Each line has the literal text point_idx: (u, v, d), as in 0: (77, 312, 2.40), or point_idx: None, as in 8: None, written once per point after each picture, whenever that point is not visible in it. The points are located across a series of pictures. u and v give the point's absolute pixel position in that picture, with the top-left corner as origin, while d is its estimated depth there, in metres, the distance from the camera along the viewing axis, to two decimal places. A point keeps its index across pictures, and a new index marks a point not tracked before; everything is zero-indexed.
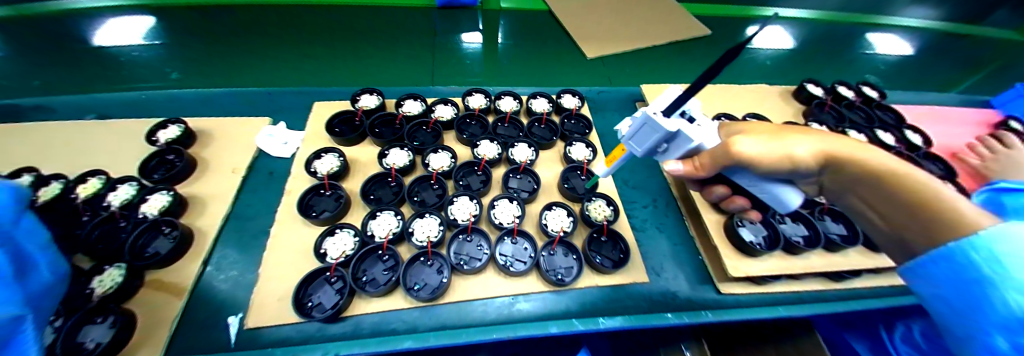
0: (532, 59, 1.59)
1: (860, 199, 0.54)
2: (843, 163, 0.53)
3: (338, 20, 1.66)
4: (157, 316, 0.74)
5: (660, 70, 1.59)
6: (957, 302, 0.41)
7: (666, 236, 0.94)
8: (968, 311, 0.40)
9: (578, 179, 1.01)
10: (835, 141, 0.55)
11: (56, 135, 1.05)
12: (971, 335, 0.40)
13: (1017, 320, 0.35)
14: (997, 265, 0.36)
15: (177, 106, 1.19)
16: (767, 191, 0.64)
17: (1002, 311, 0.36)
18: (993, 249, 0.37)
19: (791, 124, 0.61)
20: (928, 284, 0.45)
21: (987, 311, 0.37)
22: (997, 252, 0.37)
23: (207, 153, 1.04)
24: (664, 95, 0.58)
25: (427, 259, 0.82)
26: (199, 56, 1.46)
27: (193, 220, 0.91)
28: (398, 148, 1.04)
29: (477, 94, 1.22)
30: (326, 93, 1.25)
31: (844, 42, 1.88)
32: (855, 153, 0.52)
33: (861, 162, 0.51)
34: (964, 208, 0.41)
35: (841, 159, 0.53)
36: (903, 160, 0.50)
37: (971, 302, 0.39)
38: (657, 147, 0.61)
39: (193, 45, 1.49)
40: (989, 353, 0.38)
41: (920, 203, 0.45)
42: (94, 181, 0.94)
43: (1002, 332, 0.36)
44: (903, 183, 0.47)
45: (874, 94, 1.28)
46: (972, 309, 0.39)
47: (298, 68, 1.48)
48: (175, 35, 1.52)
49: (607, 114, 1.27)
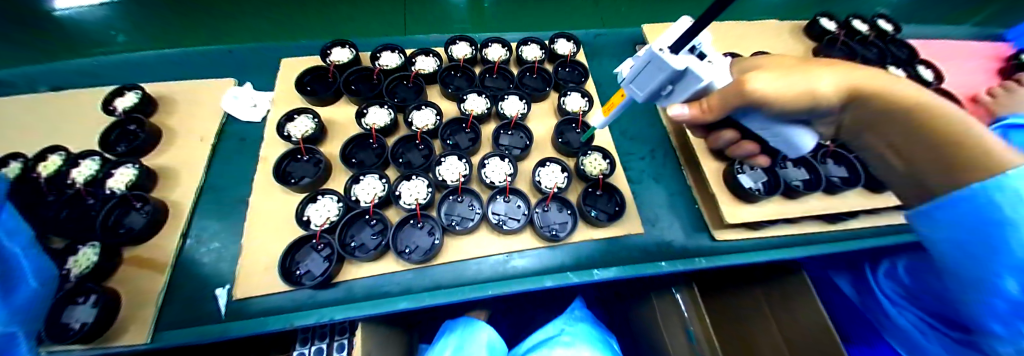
0: (521, 2, 1.44)
1: (877, 138, 0.50)
2: (867, 100, 0.46)
3: None
4: (141, 291, 0.72)
5: (661, 9, 1.45)
6: (966, 245, 0.41)
7: (663, 187, 0.91)
8: (977, 254, 0.40)
9: (572, 133, 0.96)
10: (863, 74, 0.48)
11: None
12: (975, 276, 0.40)
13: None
14: None
15: (129, 69, 1.08)
16: (779, 134, 0.57)
17: None
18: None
19: (817, 59, 0.53)
20: (933, 228, 0.44)
21: (1004, 255, 0.37)
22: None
23: (170, 121, 0.96)
24: (672, 28, 0.50)
25: (417, 222, 0.80)
26: (144, 14, 1.31)
27: (167, 193, 0.85)
28: (377, 106, 0.96)
29: (461, 43, 1.11)
30: (294, 48, 1.13)
31: None
32: (881, 83, 0.45)
33: (887, 93, 0.44)
34: (996, 146, 0.37)
35: (867, 92, 0.46)
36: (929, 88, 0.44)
37: (986, 245, 0.39)
38: (662, 89, 0.54)
39: (134, 1, 1.33)
40: (992, 293, 0.38)
41: (944, 141, 0.40)
42: (55, 159, 0.88)
43: (1018, 274, 0.36)
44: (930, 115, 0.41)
45: (890, 27, 1.19)
46: (983, 252, 0.39)
47: (260, 22, 1.33)
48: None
49: (604, 60, 1.18)
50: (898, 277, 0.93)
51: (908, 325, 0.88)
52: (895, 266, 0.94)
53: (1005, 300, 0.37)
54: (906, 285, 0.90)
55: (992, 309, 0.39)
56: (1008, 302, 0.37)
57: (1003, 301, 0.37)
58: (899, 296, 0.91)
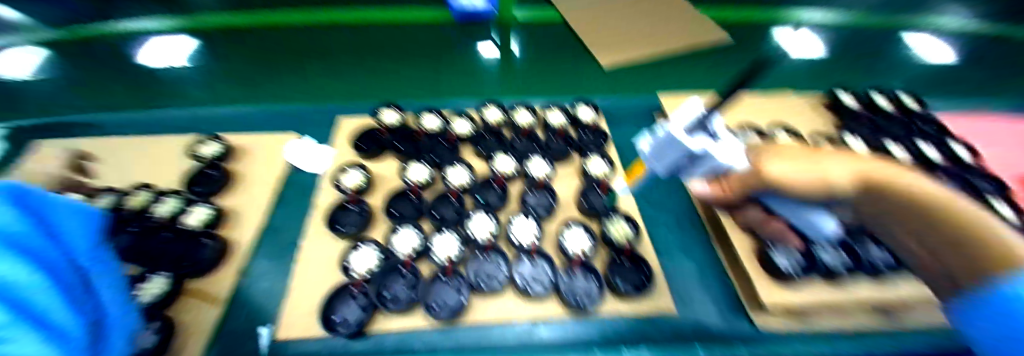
0: (551, 69, 1.58)
1: (900, 226, 0.54)
2: (879, 191, 0.54)
3: (358, 34, 1.70)
4: (195, 326, 0.79)
5: (683, 78, 1.54)
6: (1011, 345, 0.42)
7: (692, 255, 0.91)
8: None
9: (596, 195, 0.98)
10: (873, 167, 0.57)
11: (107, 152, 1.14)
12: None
13: None
14: None
15: (216, 123, 1.27)
16: (803, 217, 0.72)
17: None
18: None
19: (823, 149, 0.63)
20: (975, 326, 0.46)
21: None
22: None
23: (242, 168, 1.10)
24: (685, 115, 0.62)
25: (445, 278, 0.83)
26: (217, 71, 1.52)
27: (230, 232, 0.96)
28: (416, 162, 1.05)
29: (492, 106, 1.22)
30: (352, 108, 1.29)
31: (885, 41, 1.77)
32: (892, 180, 0.54)
33: (898, 189, 0.53)
34: (1009, 238, 0.43)
35: (879, 184, 0.54)
36: (937, 187, 0.52)
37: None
38: (681, 164, 0.62)
39: (212, 61, 1.56)
40: None
41: (955, 238, 0.47)
42: (142, 195, 1.00)
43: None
44: (928, 210, 0.49)
45: (914, 103, 1.19)
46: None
47: (319, 82, 1.52)
48: (201, 51, 1.59)
49: (628, 126, 1.25)
50: None
51: None
52: None
53: None
54: None
55: None
56: None
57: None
58: None
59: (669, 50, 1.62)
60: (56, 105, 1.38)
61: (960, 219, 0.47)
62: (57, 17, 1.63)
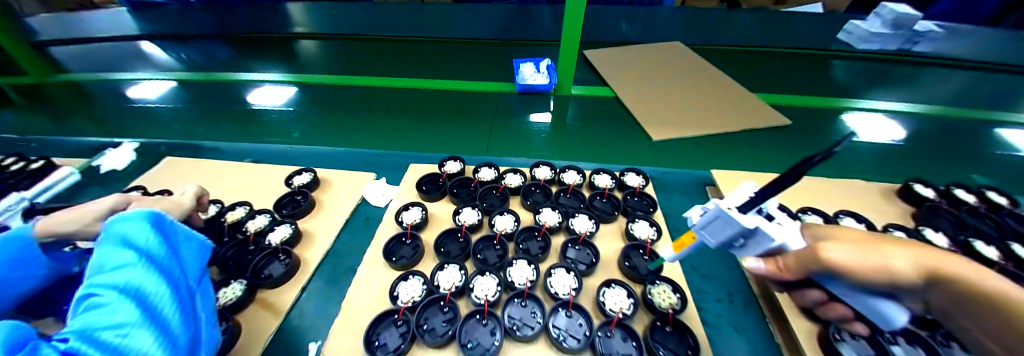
0: (599, 137, 1.71)
1: (971, 325, 0.45)
2: (946, 284, 0.45)
3: (433, 98, 2.02)
4: (255, 331, 0.88)
5: (732, 156, 1.56)
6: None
7: (742, 337, 0.84)
8: None
9: (640, 258, 0.99)
10: (930, 255, 0.48)
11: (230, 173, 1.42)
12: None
13: None
14: None
15: (310, 158, 1.54)
16: (865, 304, 0.57)
17: None
18: None
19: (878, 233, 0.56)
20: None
21: None
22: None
23: (323, 197, 1.30)
24: (739, 190, 0.60)
25: (483, 318, 0.86)
26: (318, 120, 1.87)
27: (302, 252, 1.10)
28: (469, 207, 1.16)
29: (543, 167, 1.34)
30: (420, 156, 1.49)
31: (965, 138, 1.66)
32: (954, 270, 0.45)
33: (960, 280, 0.43)
34: None
35: (943, 275, 0.45)
36: (1002, 277, 0.42)
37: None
38: (734, 240, 0.60)
39: (316, 111, 1.93)
40: None
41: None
42: (239, 210, 1.24)
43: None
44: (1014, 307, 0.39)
45: (1004, 200, 1.07)
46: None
47: (395, 133, 1.79)
48: (314, 102, 1.98)
49: (673, 195, 1.27)
50: None
51: None
52: None
53: None
54: None
55: None
56: None
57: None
58: None
59: (716, 129, 1.69)
60: (202, 133, 1.77)
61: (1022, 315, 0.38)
62: (223, 73, 2.19)
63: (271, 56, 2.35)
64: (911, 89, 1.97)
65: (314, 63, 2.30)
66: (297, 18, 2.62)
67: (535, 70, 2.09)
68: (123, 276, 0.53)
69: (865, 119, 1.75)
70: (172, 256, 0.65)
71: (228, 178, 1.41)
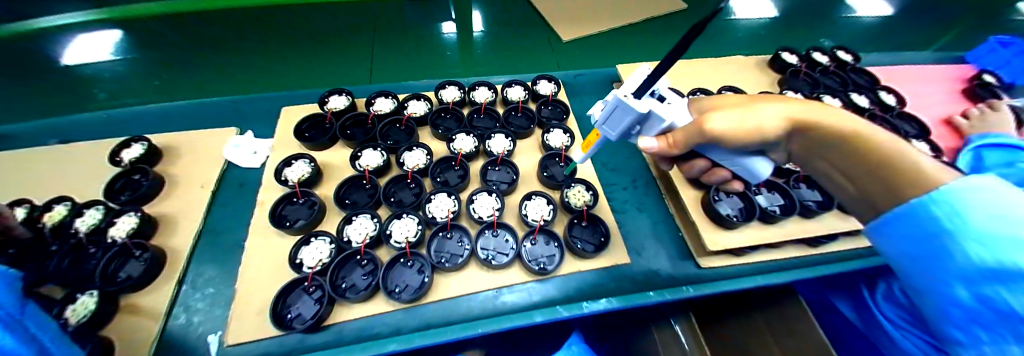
0: (507, 46, 1.55)
1: (831, 166, 0.54)
2: (811, 132, 0.53)
3: (301, 22, 1.59)
4: (132, 342, 0.72)
5: (637, 48, 1.57)
6: (915, 255, 0.41)
7: (648, 216, 0.94)
8: (924, 262, 0.40)
9: (556, 166, 1.00)
10: (807, 106, 0.54)
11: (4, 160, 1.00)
12: (929, 286, 0.39)
13: (975, 268, 0.34)
14: (956, 215, 0.37)
15: (136, 123, 1.14)
16: (739, 164, 0.65)
17: (963, 262, 0.35)
18: (952, 201, 0.37)
19: (755, 94, 0.61)
20: (889, 242, 0.44)
21: (944, 262, 0.37)
22: (958, 203, 0.37)
23: (173, 169, 1.01)
24: (633, 76, 0.56)
25: (407, 260, 0.81)
26: (134, 74, 1.40)
27: (166, 240, 0.87)
28: (370, 148, 1.01)
29: (450, 87, 1.19)
30: (296, 98, 1.21)
31: (822, 7, 1.88)
32: (818, 118, 0.52)
33: (824, 127, 0.51)
34: (923, 162, 0.42)
35: (808, 125, 0.53)
36: (860, 119, 0.50)
37: (931, 254, 0.39)
38: (631, 129, 0.59)
39: (126, 62, 1.42)
40: (946, 302, 0.37)
41: (892, 166, 0.44)
42: (60, 209, 0.89)
43: (960, 281, 0.36)
44: (863, 141, 0.47)
45: (848, 58, 1.28)
46: (930, 262, 0.39)
47: (261, 75, 1.42)
48: (135, 46, 1.47)
49: (584, 97, 1.26)
50: (896, 299, 0.94)
51: (911, 348, 0.88)
52: (891, 288, 0.96)
53: (959, 308, 0.36)
54: (905, 307, 0.91)
55: (950, 319, 0.37)
56: (963, 311, 0.35)
57: (955, 310, 0.36)
58: (902, 319, 0.91)
59: (623, 21, 1.64)
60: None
61: (875, 145, 0.46)
62: None
63: None
64: None
65: None
66: None
67: None
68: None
69: None
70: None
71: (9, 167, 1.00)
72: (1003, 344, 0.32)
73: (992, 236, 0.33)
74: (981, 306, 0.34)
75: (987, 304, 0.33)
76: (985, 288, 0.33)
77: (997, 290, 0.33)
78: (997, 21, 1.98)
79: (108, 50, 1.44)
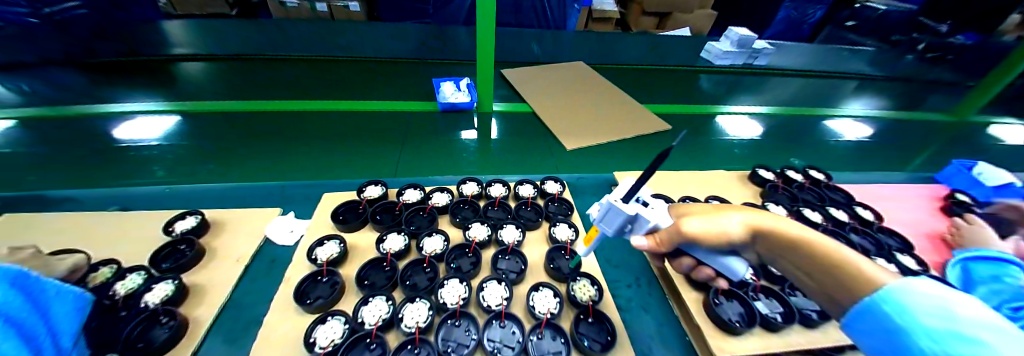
0: (521, 149, 1.79)
1: (789, 265, 0.58)
2: (768, 236, 0.58)
3: (349, 123, 1.92)
4: None
5: (633, 157, 1.78)
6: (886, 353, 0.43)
7: (652, 316, 0.95)
8: None
9: (562, 259, 1.06)
10: (760, 214, 0.62)
11: (71, 226, 1.13)
12: None
13: None
14: (903, 313, 0.41)
15: (197, 199, 1.32)
16: (716, 261, 0.69)
17: None
18: (897, 301, 0.42)
19: (720, 203, 0.70)
20: (862, 340, 0.47)
21: None
22: (903, 303, 0.41)
23: (216, 242, 1.11)
24: (622, 184, 0.69)
25: (414, 347, 0.82)
26: (201, 154, 1.63)
27: (192, 310, 0.92)
28: (395, 233, 1.12)
29: (470, 182, 1.36)
30: (336, 185, 1.39)
31: (796, 129, 2.15)
32: (769, 224, 0.59)
33: (776, 231, 0.57)
34: (864, 267, 0.47)
35: (763, 230, 0.59)
36: (805, 226, 0.57)
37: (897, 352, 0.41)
38: (624, 227, 0.68)
39: (198, 145, 1.67)
40: None
41: (837, 264, 0.49)
42: (105, 270, 0.99)
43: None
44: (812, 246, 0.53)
45: (821, 175, 1.40)
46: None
47: (306, 162, 1.64)
48: (209, 133, 1.75)
49: (588, 197, 1.40)
50: None
51: None
52: None
53: None
54: None
55: None
56: None
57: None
58: None
59: (620, 135, 1.91)
60: (44, 180, 1.43)
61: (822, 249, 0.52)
62: (74, 105, 1.82)
63: (145, 84, 2.02)
64: (758, 93, 2.49)
65: (205, 89, 2.03)
66: (178, 37, 2.29)
67: (456, 89, 2.14)
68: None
69: (730, 118, 2.17)
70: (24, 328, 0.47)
71: (72, 231, 1.12)
72: None
73: (938, 333, 0.37)
74: None
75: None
76: None
77: None
78: (964, 145, 2.19)
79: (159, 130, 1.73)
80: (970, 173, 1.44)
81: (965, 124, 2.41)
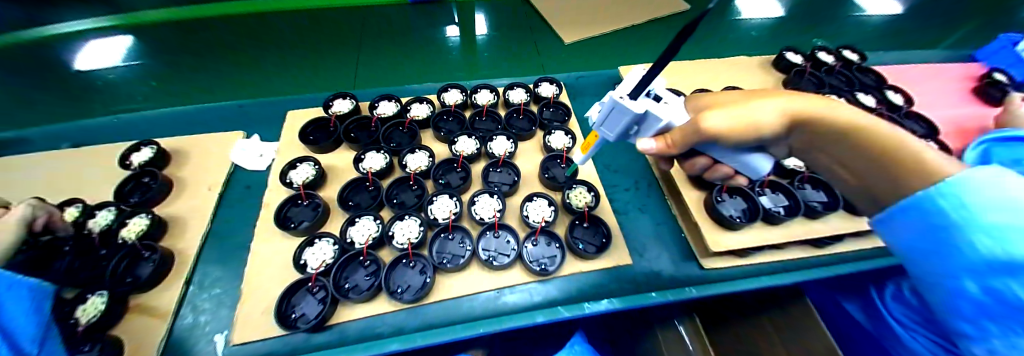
0: (511, 48, 1.57)
1: (829, 158, 0.55)
2: (810, 125, 0.52)
3: (312, 25, 1.64)
4: (141, 339, 0.73)
5: (639, 49, 1.57)
6: (923, 247, 0.42)
7: (649, 217, 0.94)
8: (932, 255, 0.41)
9: (558, 168, 1.00)
10: (802, 99, 0.53)
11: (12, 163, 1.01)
12: (938, 279, 0.41)
13: (985, 262, 0.35)
14: (962, 208, 0.37)
15: (147, 126, 1.17)
16: (739, 160, 0.67)
17: (971, 254, 0.36)
18: (959, 195, 0.37)
19: (762, 88, 0.59)
20: (897, 233, 0.45)
21: (956, 255, 0.38)
22: (965, 197, 0.37)
23: (183, 172, 1.02)
24: (630, 76, 0.56)
25: (409, 261, 0.81)
26: (156, 74, 1.45)
27: (175, 243, 0.88)
28: (374, 151, 1.02)
29: (453, 90, 1.20)
30: (302, 101, 1.23)
31: (825, 8, 1.87)
32: (817, 112, 0.51)
33: (822, 120, 0.51)
34: (930, 156, 0.42)
35: (806, 118, 0.52)
36: (861, 110, 0.50)
37: (940, 248, 0.40)
38: (629, 130, 0.60)
39: (147, 65, 1.48)
40: (955, 294, 0.39)
41: (892, 158, 0.44)
42: (71, 210, 0.89)
43: (971, 276, 0.37)
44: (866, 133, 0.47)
45: (854, 56, 1.29)
46: (939, 255, 0.40)
47: (273, 78, 1.46)
48: (155, 53, 1.52)
49: (586, 99, 1.26)
50: (904, 299, 0.94)
51: (920, 348, 0.87)
52: (901, 288, 0.96)
53: (966, 300, 0.38)
54: (915, 308, 0.91)
55: (959, 311, 0.39)
56: (970, 302, 0.37)
57: (967, 302, 0.38)
58: (912, 321, 0.90)
59: (625, 22, 1.64)
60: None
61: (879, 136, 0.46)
62: None
63: None
64: None
65: None
66: None
67: None
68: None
69: None
70: (25, 295, 0.53)
71: (10, 168, 1.00)
72: (1014, 335, 0.34)
73: (1001, 229, 0.34)
74: (989, 299, 0.35)
75: (998, 296, 0.35)
76: (995, 282, 0.35)
77: (1007, 283, 0.34)
78: (1010, 18, 1.94)
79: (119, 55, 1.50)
80: (1013, 50, 1.33)
81: None
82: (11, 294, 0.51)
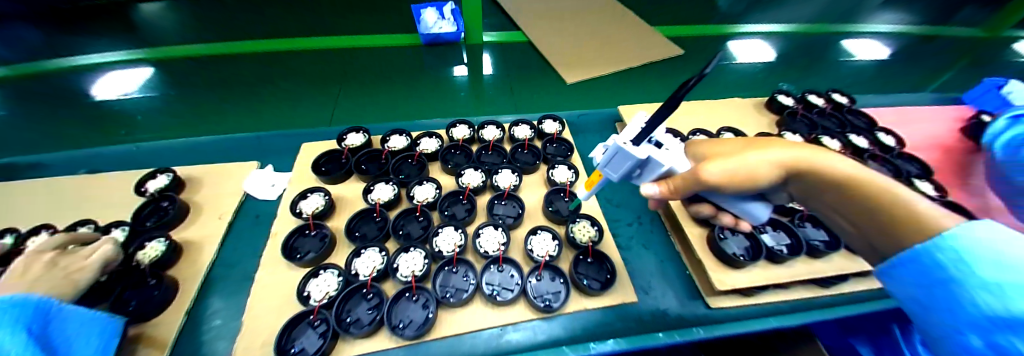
0: (518, 87, 1.65)
1: (823, 203, 0.58)
2: (807, 176, 0.55)
3: (328, 63, 1.75)
4: None
5: (638, 90, 1.65)
6: (926, 301, 0.43)
7: (654, 253, 0.94)
8: (939, 310, 0.41)
9: (561, 201, 1.02)
10: (796, 148, 0.57)
11: (31, 189, 1.04)
12: (948, 335, 0.40)
13: (986, 318, 0.35)
14: (961, 264, 0.38)
15: (165, 155, 1.21)
16: (741, 207, 0.67)
17: (973, 310, 0.36)
18: (958, 250, 0.39)
19: (756, 137, 0.62)
20: (903, 287, 0.46)
21: (959, 311, 0.38)
22: (964, 252, 0.38)
23: (196, 200, 1.04)
24: (633, 121, 0.59)
25: (413, 295, 0.81)
26: (176, 105, 1.53)
27: (181, 271, 0.88)
28: (383, 182, 1.05)
29: (461, 126, 1.25)
30: (317, 134, 1.29)
31: (811, 53, 1.99)
32: (812, 161, 0.54)
33: (820, 167, 0.53)
34: (919, 205, 0.44)
35: (804, 170, 0.55)
36: (854, 161, 0.53)
37: (942, 302, 0.40)
38: (632, 172, 0.62)
39: (168, 96, 1.56)
40: (965, 353, 0.38)
41: (884, 205, 0.47)
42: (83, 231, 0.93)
43: (974, 331, 0.37)
44: (859, 188, 0.50)
45: (844, 99, 1.35)
46: (947, 311, 0.40)
47: (288, 110, 1.54)
48: (181, 85, 1.61)
49: (588, 136, 1.31)
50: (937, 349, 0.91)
51: None
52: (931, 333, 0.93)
53: None
54: None
55: None
56: None
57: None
58: None
59: (625, 64, 1.75)
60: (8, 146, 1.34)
61: (874, 192, 0.48)
62: (15, 63, 1.63)
63: (92, 34, 1.79)
64: (774, 15, 2.27)
65: (162, 34, 1.83)
66: None
67: (439, 17, 1.86)
68: (39, 304, 0.59)
69: (744, 43, 1.99)
70: (102, 330, 0.64)
71: (30, 193, 1.03)
72: None
73: (1002, 286, 0.34)
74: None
75: (999, 351, 0.34)
76: (997, 337, 0.34)
77: (1008, 338, 0.33)
78: (992, 63, 2.06)
79: (141, 86, 1.59)
80: (999, 93, 1.31)
81: (999, 33, 2.25)
82: (86, 330, 0.62)
